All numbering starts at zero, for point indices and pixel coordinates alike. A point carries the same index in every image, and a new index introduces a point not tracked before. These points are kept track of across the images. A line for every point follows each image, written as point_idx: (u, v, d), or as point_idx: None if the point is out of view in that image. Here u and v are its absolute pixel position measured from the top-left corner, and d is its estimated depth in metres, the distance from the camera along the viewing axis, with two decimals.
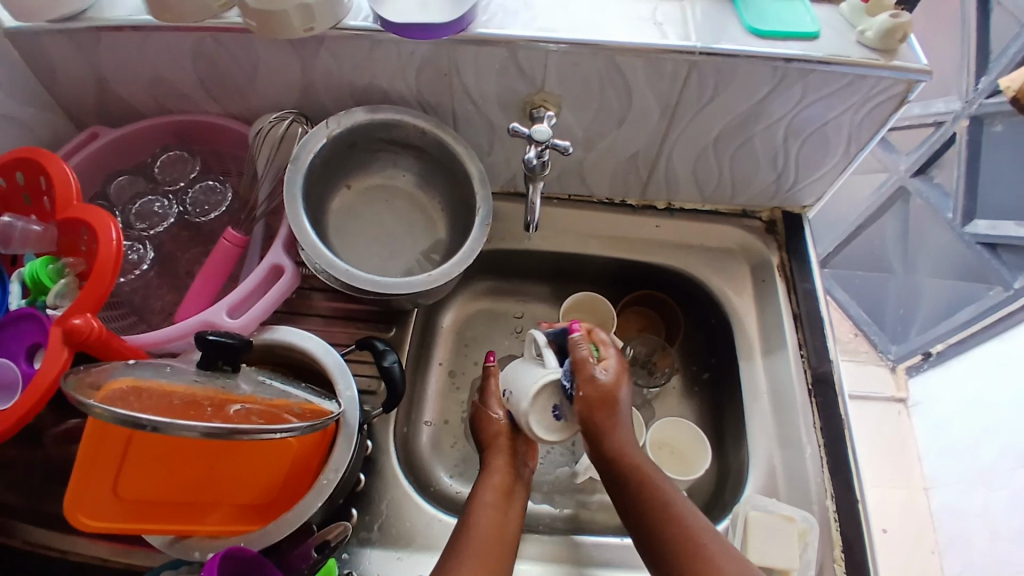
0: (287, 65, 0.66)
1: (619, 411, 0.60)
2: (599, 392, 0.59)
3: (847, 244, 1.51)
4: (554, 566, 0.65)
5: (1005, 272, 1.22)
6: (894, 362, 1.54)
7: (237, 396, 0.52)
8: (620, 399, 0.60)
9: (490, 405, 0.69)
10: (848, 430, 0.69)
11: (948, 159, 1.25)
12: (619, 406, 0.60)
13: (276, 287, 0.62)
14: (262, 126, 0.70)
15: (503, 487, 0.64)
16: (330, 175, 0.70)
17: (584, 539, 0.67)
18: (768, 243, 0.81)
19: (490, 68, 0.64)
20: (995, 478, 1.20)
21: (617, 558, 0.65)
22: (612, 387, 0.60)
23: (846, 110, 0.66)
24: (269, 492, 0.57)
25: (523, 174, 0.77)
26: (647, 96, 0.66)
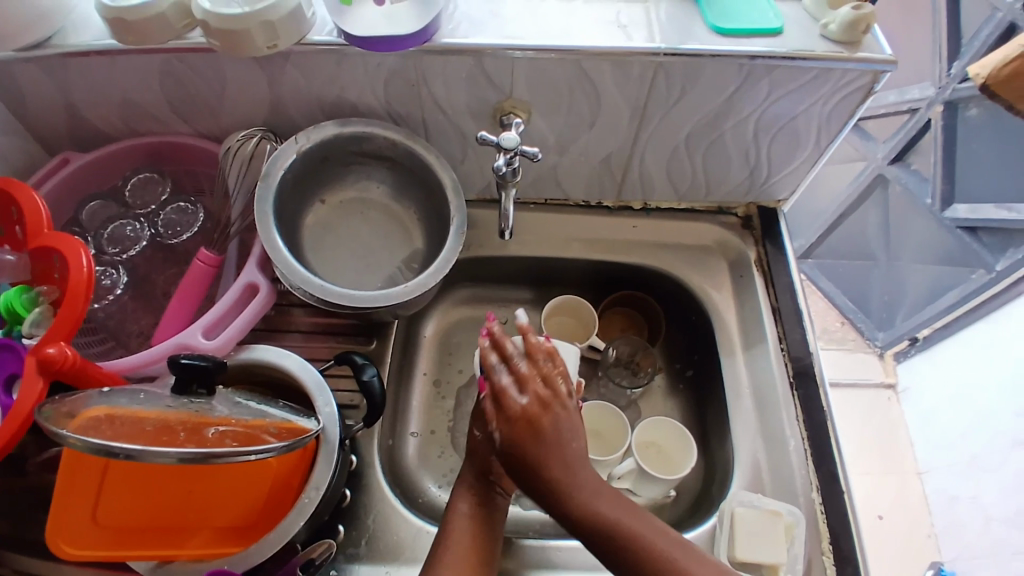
0: (255, 82, 0.66)
1: (551, 429, 0.55)
2: (517, 414, 0.56)
3: (830, 233, 1.52)
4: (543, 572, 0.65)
5: (986, 255, 1.23)
6: (882, 349, 1.54)
7: (213, 419, 0.52)
8: (548, 416, 0.56)
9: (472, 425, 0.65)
10: (830, 421, 0.70)
11: (925, 146, 1.26)
12: (547, 428, 0.55)
13: (251, 305, 0.62)
14: (232, 144, 0.70)
15: (477, 503, 0.62)
16: (303, 191, 0.70)
17: (536, 542, 0.66)
18: (744, 238, 0.81)
19: (458, 77, 0.64)
20: (987, 460, 1.20)
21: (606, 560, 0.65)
22: (530, 407, 0.56)
23: (814, 104, 0.66)
24: (251, 513, 0.56)
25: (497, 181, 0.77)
26: (616, 98, 0.66)
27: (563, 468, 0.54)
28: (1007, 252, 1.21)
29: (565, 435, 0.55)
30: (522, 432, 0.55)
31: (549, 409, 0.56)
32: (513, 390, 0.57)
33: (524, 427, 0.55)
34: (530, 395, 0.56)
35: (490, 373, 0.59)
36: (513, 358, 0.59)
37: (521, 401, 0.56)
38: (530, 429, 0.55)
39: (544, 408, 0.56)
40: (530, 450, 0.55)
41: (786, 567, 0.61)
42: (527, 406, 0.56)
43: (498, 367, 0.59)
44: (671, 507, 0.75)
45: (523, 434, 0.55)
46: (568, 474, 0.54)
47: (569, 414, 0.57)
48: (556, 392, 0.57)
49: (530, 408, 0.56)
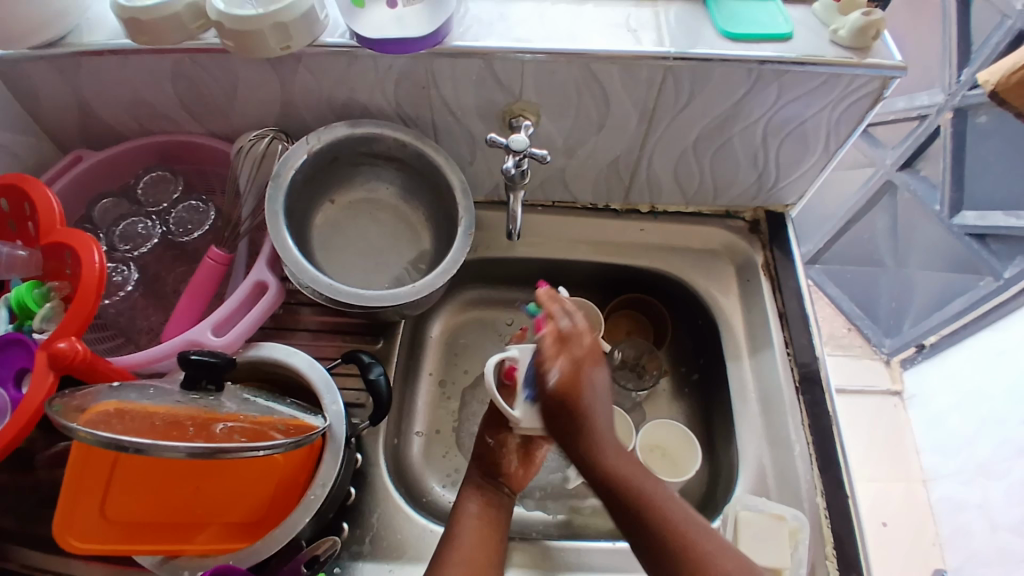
0: (266, 82, 0.67)
1: (585, 393, 0.56)
2: (560, 371, 0.57)
3: (837, 240, 1.52)
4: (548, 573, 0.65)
5: (994, 262, 1.23)
6: (889, 355, 1.54)
7: (221, 415, 0.52)
8: (584, 376, 0.57)
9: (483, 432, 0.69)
10: (836, 427, 0.69)
11: (933, 153, 1.26)
12: (590, 389, 0.57)
13: (261, 303, 0.62)
14: (244, 144, 0.70)
15: (487, 498, 0.63)
16: (313, 191, 0.70)
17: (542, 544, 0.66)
18: (751, 242, 0.81)
19: (467, 80, 0.64)
20: (994, 468, 1.20)
21: (609, 563, 0.65)
22: (567, 368, 0.57)
23: (823, 109, 0.66)
24: (258, 510, 0.57)
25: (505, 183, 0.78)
26: (625, 102, 0.66)
27: (598, 426, 0.55)
28: (1015, 260, 1.20)
29: (597, 398, 0.56)
30: (562, 391, 0.56)
31: (590, 371, 0.58)
32: (560, 351, 0.59)
33: (564, 388, 0.56)
34: (570, 356, 0.58)
35: (551, 325, 0.61)
36: (563, 320, 0.61)
37: (563, 359, 0.58)
38: (569, 390, 0.56)
39: (583, 370, 0.58)
40: (567, 407, 0.56)
41: (790, 571, 0.61)
42: (566, 368, 0.57)
43: (554, 320, 0.61)
44: None
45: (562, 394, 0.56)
46: (598, 432, 0.55)
47: (602, 377, 0.58)
48: (594, 359, 0.59)
49: (568, 368, 0.57)
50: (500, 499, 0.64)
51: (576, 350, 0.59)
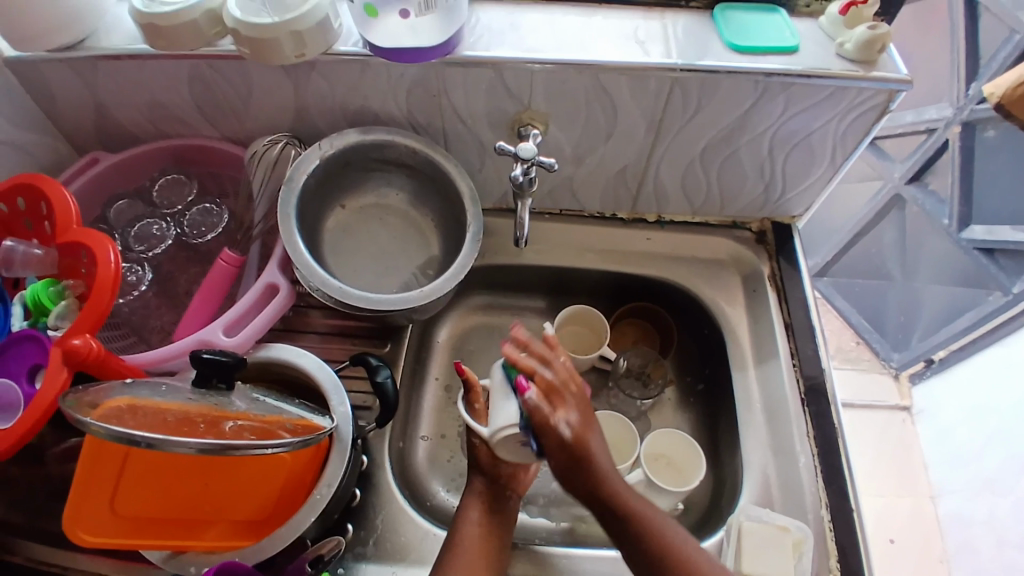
0: (281, 88, 0.68)
1: (597, 453, 0.55)
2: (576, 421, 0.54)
3: (845, 253, 1.52)
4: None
5: (1002, 277, 1.23)
6: (897, 370, 1.52)
7: (232, 413, 0.53)
8: (592, 436, 0.55)
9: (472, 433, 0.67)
10: (841, 438, 0.69)
11: (941, 167, 1.26)
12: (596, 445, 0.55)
13: (271, 305, 0.63)
14: (257, 149, 0.71)
15: (486, 507, 0.64)
16: (325, 195, 0.71)
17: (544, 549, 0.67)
18: (757, 253, 0.81)
19: (478, 88, 0.65)
20: (1000, 484, 1.18)
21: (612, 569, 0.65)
22: (578, 433, 0.53)
23: (829, 121, 0.67)
24: (265, 507, 0.58)
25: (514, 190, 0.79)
26: (633, 112, 0.67)
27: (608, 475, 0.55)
28: None
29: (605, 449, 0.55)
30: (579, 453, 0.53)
31: (593, 428, 0.55)
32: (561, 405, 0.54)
33: (579, 453, 0.53)
34: (573, 412, 0.54)
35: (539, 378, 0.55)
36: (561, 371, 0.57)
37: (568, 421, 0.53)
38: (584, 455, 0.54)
39: (589, 429, 0.54)
40: (584, 468, 0.54)
41: None
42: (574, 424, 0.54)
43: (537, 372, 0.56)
44: (680, 518, 0.75)
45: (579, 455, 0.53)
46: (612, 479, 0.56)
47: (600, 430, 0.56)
48: (591, 413, 0.56)
49: (580, 428, 0.54)
50: (499, 507, 0.64)
51: (575, 402, 0.55)
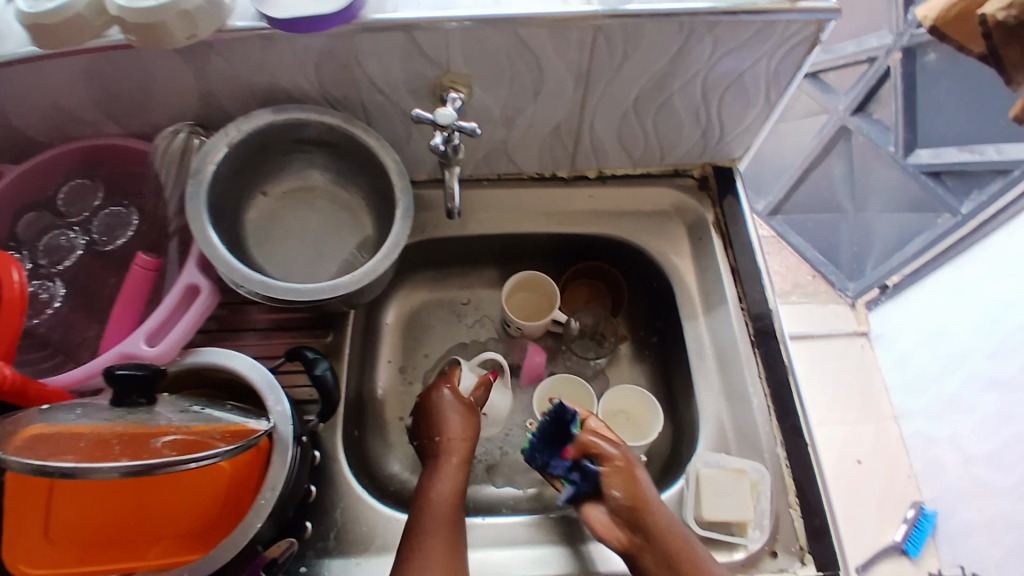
0: (182, 73, 0.63)
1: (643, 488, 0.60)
2: (621, 471, 0.61)
3: (797, 188, 1.53)
4: (520, 539, 0.65)
5: (951, 198, 1.24)
6: (853, 298, 1.54)
7: (154, 428, 0.51)
8: (642, 489, 0.60)
9: (459, 402, 0.71)
10: (792, 376, 0.69)
11: (884, 95, 1.28)
12: (644, 496, 0.59)
13: (193, 308, 0.61)
14: (159, 143, 0.68)
15: (457, 481, 0.64)
16: (242, 184, 0.67)
17: (502, 522, 0.66)
18: (701, 200, 0.80)
19: (391, 55, 0.61)
20: (962, 401, 1.22)
21: (582, 529, 0.66)
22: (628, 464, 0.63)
23: (760, 59, 0.64)
24: (211, 516, 0.55)
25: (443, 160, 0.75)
26: (557, 66, 0.64)
27: (661, 523, 0.57)
28: (971, 194, 1.21)
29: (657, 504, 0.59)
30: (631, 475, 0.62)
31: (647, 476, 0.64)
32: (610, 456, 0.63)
33: (629, 474, 0.61)
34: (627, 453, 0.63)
35: (597, 446, 0.64)
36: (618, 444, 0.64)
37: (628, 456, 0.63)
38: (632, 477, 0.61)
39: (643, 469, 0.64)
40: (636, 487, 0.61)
41: (753, 522, 0.63)
42: (616, 465, 0.62)
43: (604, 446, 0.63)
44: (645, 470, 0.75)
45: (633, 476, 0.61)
46: (658, 528, 0.57)
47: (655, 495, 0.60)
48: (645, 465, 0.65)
49: (628, 466, 0.62)
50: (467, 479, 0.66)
51: (626, 465, 0.61)
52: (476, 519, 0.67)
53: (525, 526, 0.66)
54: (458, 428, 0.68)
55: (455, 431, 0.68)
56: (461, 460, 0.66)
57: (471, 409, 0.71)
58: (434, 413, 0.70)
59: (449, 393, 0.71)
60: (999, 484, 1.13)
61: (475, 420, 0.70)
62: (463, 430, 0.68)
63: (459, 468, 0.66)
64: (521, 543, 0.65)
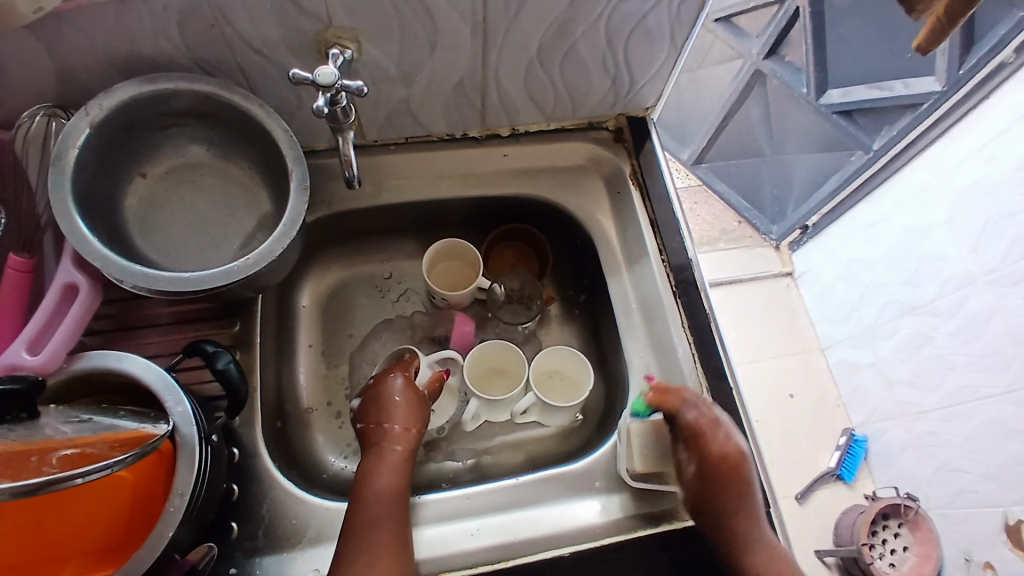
0: (31, 51, 0.55)
1: (714, 500, 0.60)
2: (702, 457, 0.61)
3: (719, 135, 1.55)
4: (468, 510, 0.63)
5: (863, 136, 1.28)
6: (778, 241, 1.58)
7: (35, 443, 0.46)
8: (732, 471, 0.60)
9: (406, 392, 0.65)
10: (713, 322, 0.70)
11: (795, 37, 1.29)
12: (728, 479, 0.60)
13: (75, 309, 0.56)
14: (19, 127, 0.61)
15: (397, 475, 0.60)
16: (114, 168, 0.61)
17: (451, 496, 0.64)
18: (617, 151, 0.79)
19: (263, 10, 0.55)
20: (882, 328, 1.29)
21: (531, 494, 0.65)
22: (731, 452, 0.61)
23: (659, 0, 0.62)
24: (120, 526, 0.50)
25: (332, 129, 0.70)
26: (451, 17, 0.60)
27: (736, 510, 0.59)
28: (881, 131, 1.25)
29: (737, 487, 0.60)
30: (734, 467, 0.60)
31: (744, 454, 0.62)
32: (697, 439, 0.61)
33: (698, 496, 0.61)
34: (719, 431, 0.61)
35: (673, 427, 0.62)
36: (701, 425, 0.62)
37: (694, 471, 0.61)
38: (708, 495, 0.60)
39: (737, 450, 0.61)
40: (733, 483, 0.60)
41: None
42: (712, 446, 0.61)
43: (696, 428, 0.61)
44: (580, 429, 0.76)
45: (726, 476, 0.60)
46: (739, 515, 0.59)
47: (735, 477, 0.60)
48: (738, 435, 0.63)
49: (719, 451, 0.60)
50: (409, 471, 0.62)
51: (717, 447, 0.60)
52: (429, 494, 0.65)
53: (477, 496, 0.64)
54: (403, 420, 0.63)
55: (400, 420, 0.63)
56: (404, 443, 0.63)
57: (418, 400, 0.66)
58: (383, 403, 0.64)
59: (402, 383, 0.65)
60: (922, 404, 1.20)
61: (424, 413, 0.65)
62: (405, 424, 0.63)
63: (401, 453, 0.62)
64: (469, 515, 0.63)
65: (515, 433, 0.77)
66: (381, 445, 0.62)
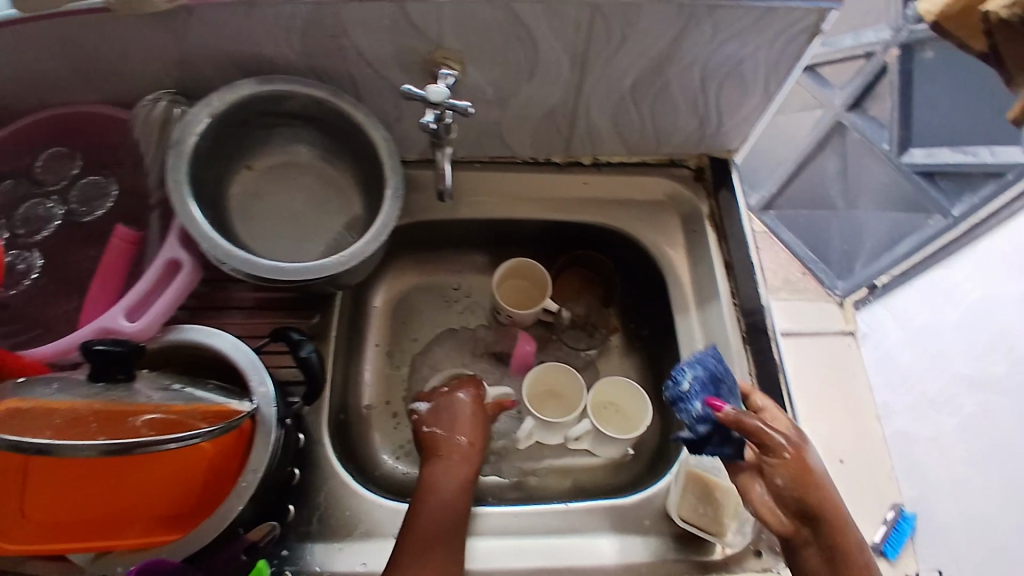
0: (162, 40, 0.60)
1: (822, 465, 0.52)
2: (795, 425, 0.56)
3: (791, 183, 1.55)
4: (516, 529, 0.64)
5: (943, 200, 1.24)
6: (841, 297, 1.52)
7: (133, 406, 0.49)
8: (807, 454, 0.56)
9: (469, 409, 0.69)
10: (784, 375, 0.68)
11: (881, 91, 1.30)
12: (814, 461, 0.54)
13: (175, 283, 0.59)
14: (142, 112, 0.65)
15: (460, 481, 0.63)
16: (225, 158, 0.65)
17: (502, 511, 0.65)
18: (696, 191, 0.80)
19: (380, 27, 0.59)
20: (944, 400, 1.24)
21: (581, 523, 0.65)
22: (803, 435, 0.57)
23: (759, 47, 0.63)
24: (191, 497, 0.53)
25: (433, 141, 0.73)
26: (554, 46, 0.62)
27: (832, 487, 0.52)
28: (963, 197, 1.21)
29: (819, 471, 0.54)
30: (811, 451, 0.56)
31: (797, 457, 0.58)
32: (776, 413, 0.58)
33: (805, 458, 0.51)
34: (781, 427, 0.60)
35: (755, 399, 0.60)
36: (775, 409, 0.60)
37: (797, 435, 0.54)
38: (815, 463, 0.52)
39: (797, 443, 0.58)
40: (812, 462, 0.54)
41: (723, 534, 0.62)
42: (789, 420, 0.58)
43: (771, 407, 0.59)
44: (631, 464, 0.76)
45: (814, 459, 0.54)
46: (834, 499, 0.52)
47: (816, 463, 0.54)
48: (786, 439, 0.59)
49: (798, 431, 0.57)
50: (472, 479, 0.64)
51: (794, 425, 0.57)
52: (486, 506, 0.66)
53: (531, 516, 0.65)
54: (466, 433, 0.67)
55: (465, 434, 0.67)
56: (469, 456, 0.66)
57: (482, 415, 0.69)
58: (449, 416, 0.68)
59: (468, 398, 0.70)
60: (980, 484, 1.15)
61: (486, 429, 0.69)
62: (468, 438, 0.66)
63: (468, 462, 0.65)
64: (516, 533, 0.64)
65: (566, 459, 0.77)
66: (445, 454, 0.65)
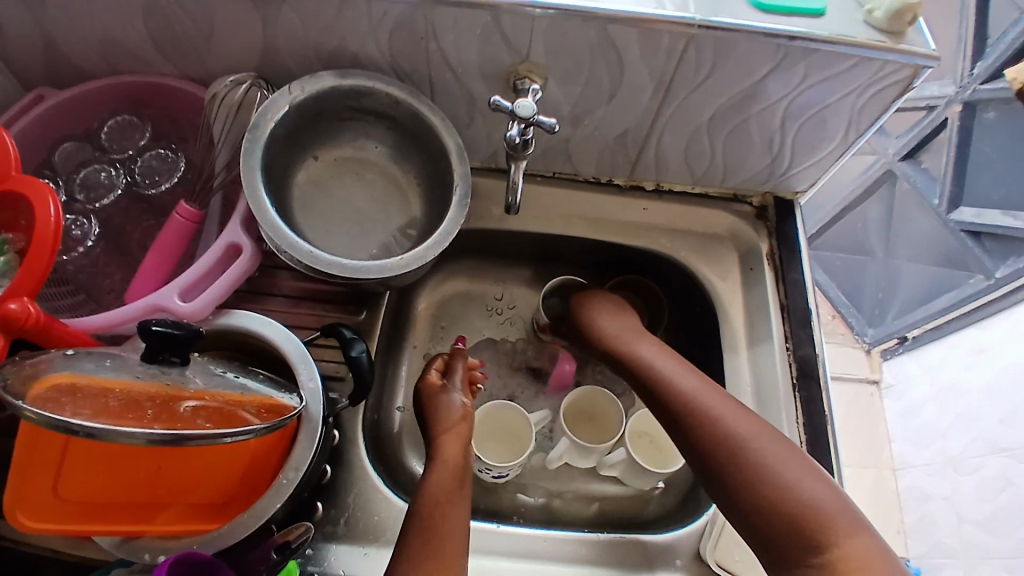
0: (248, 22, 0.59)
1: (615, 336, 0.73)
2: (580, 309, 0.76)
3: (830, 227, 1.50)
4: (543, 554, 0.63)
5: (988, 261, 1.21)
6: (870, 344, 1.53)
7: (187, 392, 0.48)
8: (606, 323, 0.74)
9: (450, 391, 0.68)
10: (831, 427, 0.67)
11: (936, 145, 1.22)
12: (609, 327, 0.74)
13: (234, 268, 0.58)
14: (219, 90, 0.63)
15: (453, 472, 0.60)
16: (295, 147, 0.64)
17: (531, 533, 0.63)
18: (757, 230, 0.78)
19: (470, 35, 0.58)
20: (965, 462, 1.22)
21: (610, 556, 0.63)
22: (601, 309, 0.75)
23: (848, 94, 0.61)
24: (229, 490, 0.52)
25: (505, 150, 0.72)
26: (639, 72, 0.61)
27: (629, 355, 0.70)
28: (1009, 259, 1.19)
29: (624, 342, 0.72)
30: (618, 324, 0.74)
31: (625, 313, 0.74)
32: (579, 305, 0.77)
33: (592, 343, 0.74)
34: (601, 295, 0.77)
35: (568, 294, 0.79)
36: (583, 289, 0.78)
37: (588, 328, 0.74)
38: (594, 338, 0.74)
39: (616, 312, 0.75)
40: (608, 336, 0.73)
41: None
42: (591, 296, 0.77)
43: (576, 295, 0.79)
44: (660, 497, 0.75)
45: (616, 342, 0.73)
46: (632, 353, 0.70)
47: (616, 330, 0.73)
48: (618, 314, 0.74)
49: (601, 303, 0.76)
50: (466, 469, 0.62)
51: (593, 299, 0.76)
52: (514, 526, 0.64)
53: (561, 542, 0.63)
54: (448, 415, 0.65)
55: (445, 419, 0.65)
56: (458, 460, 0.62)
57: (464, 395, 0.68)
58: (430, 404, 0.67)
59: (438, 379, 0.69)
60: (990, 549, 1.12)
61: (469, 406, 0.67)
62: (454, 418, 0.65)
63: (455, 465, 0.61)
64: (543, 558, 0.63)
65: (592, 485, 0.75)
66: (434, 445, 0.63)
